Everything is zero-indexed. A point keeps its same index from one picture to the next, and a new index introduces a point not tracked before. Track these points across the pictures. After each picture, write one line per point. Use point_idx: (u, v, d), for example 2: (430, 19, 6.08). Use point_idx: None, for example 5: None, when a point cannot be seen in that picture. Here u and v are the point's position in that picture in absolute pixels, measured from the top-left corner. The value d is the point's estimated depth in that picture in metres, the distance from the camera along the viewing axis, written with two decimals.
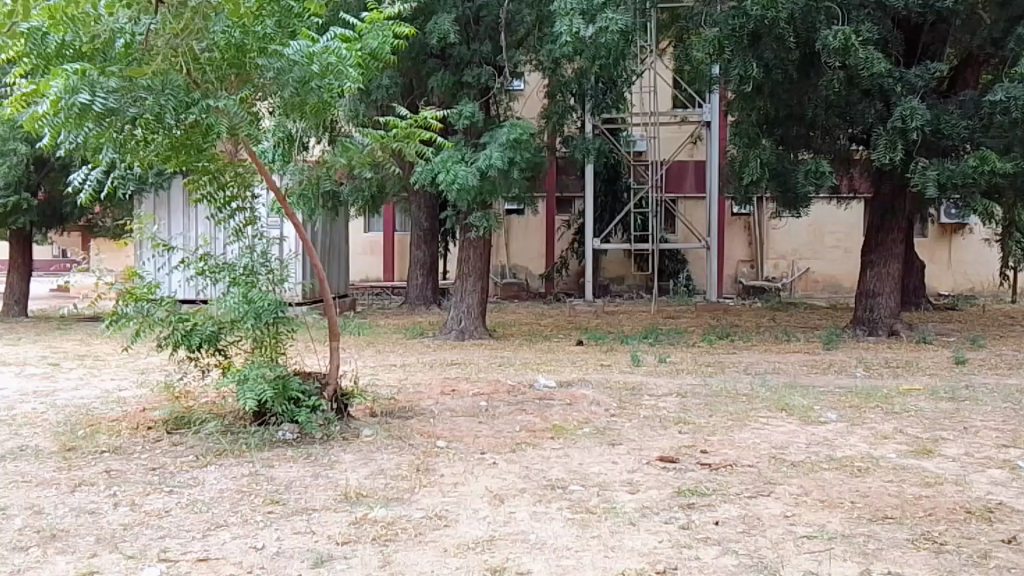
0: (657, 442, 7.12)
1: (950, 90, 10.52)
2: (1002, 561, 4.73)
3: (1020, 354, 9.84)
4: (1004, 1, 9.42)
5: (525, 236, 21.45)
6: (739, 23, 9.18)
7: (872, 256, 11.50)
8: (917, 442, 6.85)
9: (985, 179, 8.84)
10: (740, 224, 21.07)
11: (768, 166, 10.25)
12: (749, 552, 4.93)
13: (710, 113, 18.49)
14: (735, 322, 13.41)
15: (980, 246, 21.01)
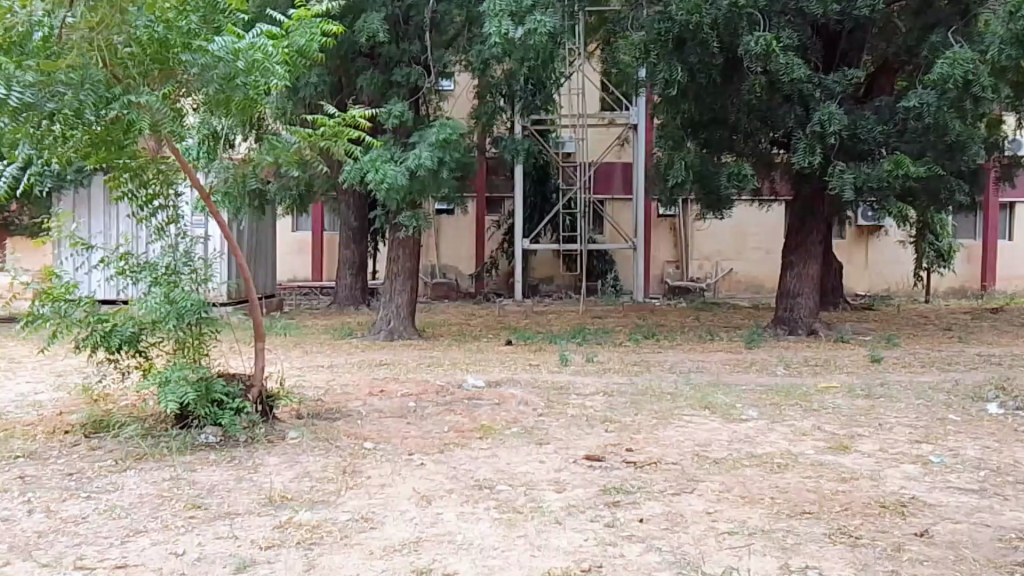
0: (584, 440, 7.18)
1: (866, 96, 10.77)
2: (914, 554, 4.87)
3: (932, 352, 10.17)
4: (918, 10, 10.00)
5: (455, 236, 21.44)
6: (665, 26, 9.45)
7: (792, 257, 11.79)
8: (834, 438, 7.03)
9: (900, 183, 9.15)
10: (666, 225, 21.46)
11: (692, 168, 10.59)
12: (672, 549, 4.99)
13: (636, 117, 18.77)
14: (661, 322, 13.59)
15: (896, 248, 21.62)
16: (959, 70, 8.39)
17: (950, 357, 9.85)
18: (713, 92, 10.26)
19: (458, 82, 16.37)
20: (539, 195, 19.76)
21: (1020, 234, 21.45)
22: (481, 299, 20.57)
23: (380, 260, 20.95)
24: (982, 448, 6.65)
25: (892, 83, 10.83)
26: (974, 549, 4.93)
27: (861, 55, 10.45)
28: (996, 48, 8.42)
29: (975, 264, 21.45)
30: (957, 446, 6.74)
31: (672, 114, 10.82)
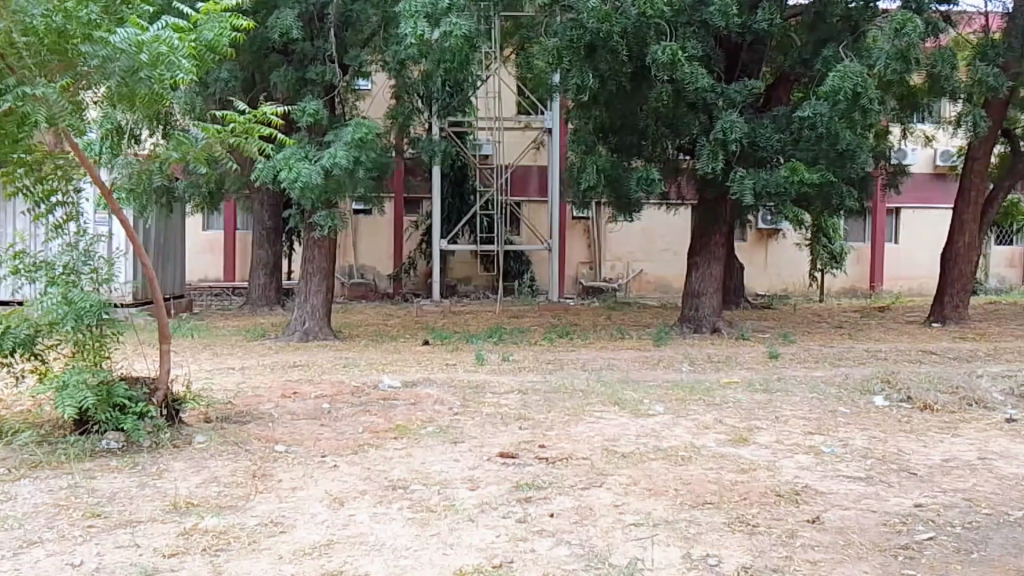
0: (498, 438, 7.28)
1: (766, 107, 11.21)
2: (806, 540, 5.17)
3: (825, 348, 10.74)
4: (813, 25, 10.59)
5: (372, 236, 21.27)
6: (577, 34, 9.62)
7: (697, 259, 12.20)
8: (734, 431, 7.36)
9: (795, 189, 9.62)
10: (579, 227, 21.80)
11: (603, 173, 10.76)
12: (581, 542, 5.15)
13: (551, 120, 19.15)
14: (574, 321, 13.85)
15: (793, 250, 22.66)
16: (849, 82, 8.86)
17: (841, 353, 10.42)
18: (622, 97, 10.56)
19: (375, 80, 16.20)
20: (457, 196, 19.77)
21: (905, 238, 22.80)
22: (399, 300, 20.49)
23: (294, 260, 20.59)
24: (868, 438, 7.10)
25: (789, 94, 11.35)
26: (860, 534, 5.27)
27: (761, 67, 10.95)
28: (882, 62, 8.94)
29: (865, 266, 22.64)
30: (846, 437, 7.16)
31: (584, 119, 11.16)
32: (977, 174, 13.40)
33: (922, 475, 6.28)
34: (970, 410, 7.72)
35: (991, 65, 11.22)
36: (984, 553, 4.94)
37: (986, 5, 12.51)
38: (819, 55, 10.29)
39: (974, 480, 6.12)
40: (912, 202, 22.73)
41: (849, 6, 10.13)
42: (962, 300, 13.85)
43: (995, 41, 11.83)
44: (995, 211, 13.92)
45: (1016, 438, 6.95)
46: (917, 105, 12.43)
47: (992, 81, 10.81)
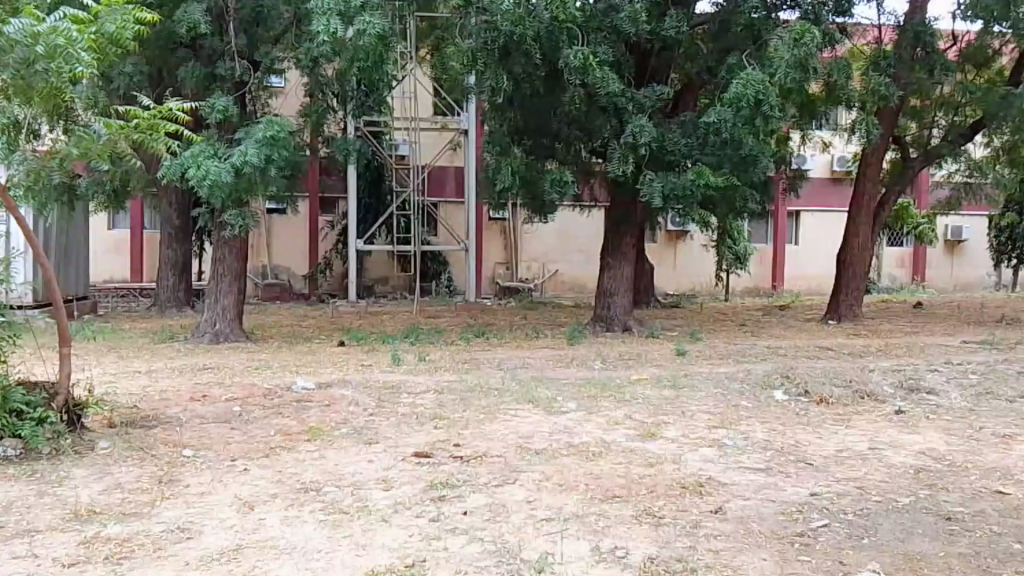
0: (413, 438, 7.29)
1: (673, 112, 11.62)
2: (709, 530, 5.37)
3: (729, 346, 11.14)
4: (716, 34, 10.99)
5: (287, 236, 20.91)
6: (491, 36, 9.67)
7: (608, 260, 12.47)
8: (644, 426, 7.58)
9: (701, 193, 9.95)
10: (496, 228, 21.96)
11: (518, 175, 10.99)
12: (493, 539, 5.22)
13: (467, 122, 19.18)
14: (491, 321, 13.96)
15: (700, 251, 23.34)
16: (750, 90, 9.20)
17: (745, 349, 10.85)
18: (536, 101, 10.72)
19: (286, 78, 15.94)
20: (373, 196, 19.66)
21: (805, 240, 23.77)
22: (315, 300, 20.21)
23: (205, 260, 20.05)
24: (768, 431, 7.41)
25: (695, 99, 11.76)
26: (760, 523, 5.51)
27: (669, 73, 11.28)
28: (782, 71, 9.29)
29: (767, 266, 23.54)
30: (748, 430, 7.46)
31: (498, 121, 11.19)
32: (869, 180, 14.10)
33: (818, 466, 6.60)
34: (862, 403, 8.13)
35: (884, 76, 11.82)
36: (874, 538, 5.22)
37: (880, 18, 13.17)
38: (722, 63, 10.68)
39: (865, 470, 6.46)
40: (812, 206, 23.71)
41: (751, 17, 10.49)
42: (856, 299, 14.57)
43: (886, 52, 12.57)
44: (886, 213, 14.64)
45: (903, 429, 7.36)
46: (815, 113, 13.02)
47: (884, 91, 11.39)
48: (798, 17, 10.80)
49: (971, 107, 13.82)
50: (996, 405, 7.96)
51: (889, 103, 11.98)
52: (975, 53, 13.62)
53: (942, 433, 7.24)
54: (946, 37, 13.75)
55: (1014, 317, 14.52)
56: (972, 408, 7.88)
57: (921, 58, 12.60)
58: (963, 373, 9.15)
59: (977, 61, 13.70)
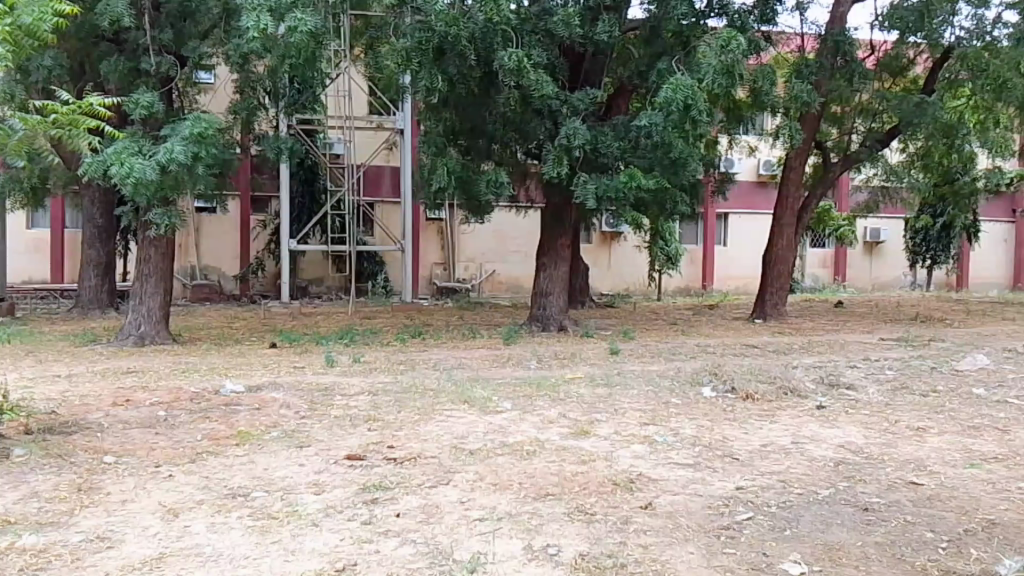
0: (346, 441, 7.22)
1: (607, 115, 11.76)
2: (639, 525, 5.48)
3: (660, 344, 11.37)
4: (648, 40, 11.10)
5: (217, 235, 20.47)
6: (425, 36, 9.69)
7: (544, 260, 12.57)
8: (577, 424, 7.68)
9: (633, 194, 10.11)
10: (433, 228, 21.88)
11: (454, 175, 10.85)
12: (426, 540, 5.22)
13: (403, 121, 19.04)
14: (427, 321, 13.95)
15: (632, 252, 23.71)
16: (680, 94, 9.33)
17: (676, 348, 11.08)
18: (472, 101, 10.76)
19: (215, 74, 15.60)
20: (306, 196, 19.40)
21: (733, 241, 24.39)
22: (246, 301, 19.82)
23: (130, 260, 19.47)
24: (696, 427, 7.59)
25: (628, 103, 11.93)
26: (688, 517, 5.64)
27: (601, 77, 11.43)
28: (709, 76, 9.47)
29: (697, 266, 24.06)
30: (677, 426, 7.63)
31: (433, 121, 11.18)
32: (793, 183, 14.52)
33: (743, 460, 6.79)
34: (786, 398, 8.40)
35: (806, 83, 12.21)
36: (795, 529, 5.40)
37: (803, 26, 13.58)
38: (653, 67, 10.89)
39: (788, 463, 6.68)
40: (738, 208, 24.31)
41: (680, 23, 10.69)
42: (781, 298, 15.04)
43: (808, 60, 12.99)
44: (809, 215, 15.13)
45: (824, 423, 7.64)
46: (742, 117, 13.40)
47: (805, 98, 11.78)
48: (725, 24, 11.07)
49: (887, 115, 14.26)
50: (910, 399, 8.33)
51: (811, 109, 12.39)
52: (891, 63, 14.04)
53: (860, 426, 7.54)
54: (864, 46, 14.28)
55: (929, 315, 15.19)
56: (888, 403, 8.21)
57: (842, 66, 12.98)
58: (880, 369, 9.54)
59: (893, 70, 14.15)
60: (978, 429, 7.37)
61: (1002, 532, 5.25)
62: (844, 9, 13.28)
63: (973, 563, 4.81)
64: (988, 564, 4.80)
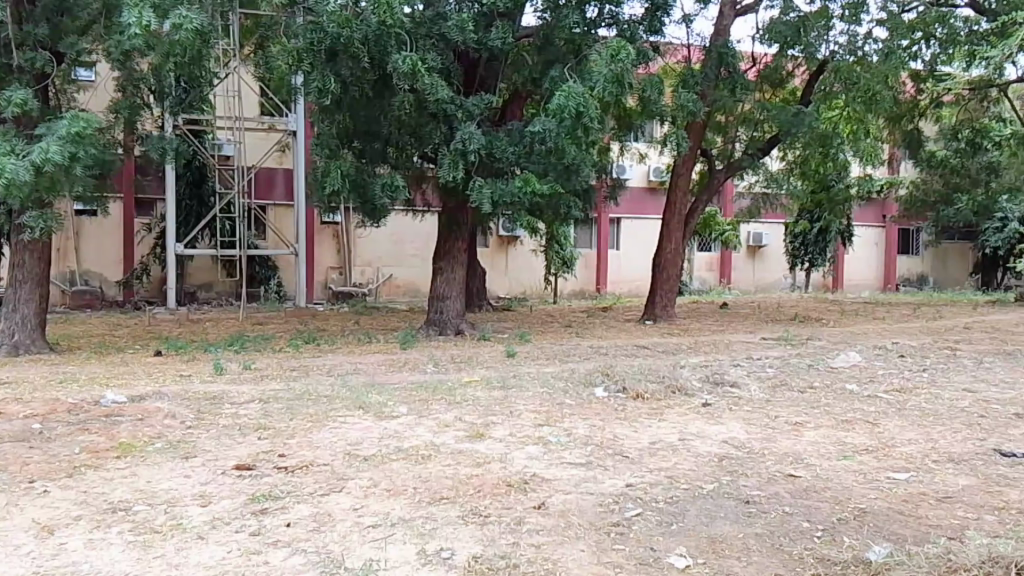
0: (234, 450, 7.04)
1: (500, 122, 12.06)
2: (532, 525, 5.55)
3: (555, 346, 11.56)
4: (541, 47, 11.19)
5: (98, 239, 19.58)
6: (318, 37, 9.68)
7: (440, 264, 12.56)
8: (472, 427, 7.72)
9: (528, 199, 10.24)
10: (328, 232, 21.56)
11: (349, 178, 10.70)
12: (317, 549, 5.13)
13: (296, 123, 18.48)
14: (322, 327, 13.72)
15: (528, 255, 24.00)
16: (572, 102, 9.53)
17: (571, 349, 11.28)
18: (366, 105, 10.72)
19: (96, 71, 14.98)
20: (194, 198, 18.83)
21: (625, 245, 25.02)
22: (130, 308, 18.99)
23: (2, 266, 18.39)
24: (589, 426, 7.76)
25: (521, 109, 12.23)
26: (579, 516, 5.75)
27: (496, 83, 11.61)
28: (600, 84, 9.72)
29: (592, 270, 24.57)
30: (570, 426, 7.77)
31: (326, 123, 11.03)
32: (681, 189, 14.99)
33: (633, 458, 6.98)
34: (675, 397, 8.68)
35: (692, 93, 12.64)
36: (682, 524, 5.59)
37: (690, 38, 13.95)
38: (547, 74, 11.05)
39: (676, 460, 6.91)
40: (630, 213, 24.96)
41: (573, 31, 10.81)
42: (670, 300, 15.53)
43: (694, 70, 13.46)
44: (695, 221, 15.70)
45: (708, 419, 7.94)
46: (633, 125, 13.79)
47: (691, 107, 12.21)
48: (614, 35, 11.26)
49: (768, 124, 14.88)
50: (789, 395, 8.74)
51: (698, 118, 12.83)
52: (771, 74, 14.74)
53: (743, 422, 7.87)
54: (747, 58, 14.99)
55: (808, 316, 16.01)
56: (768, 399, 8.60)
57: (724, 77, 13.56)
58: (762, 367, 9.99)
59: (772, 82, 14.87)
60: (850, 422, 7.82)
61: (871, 519, 5.58)
62: (727, 23, 13.86)
63: (846, 550, 5.07)
64: (859, 551, 5.06)
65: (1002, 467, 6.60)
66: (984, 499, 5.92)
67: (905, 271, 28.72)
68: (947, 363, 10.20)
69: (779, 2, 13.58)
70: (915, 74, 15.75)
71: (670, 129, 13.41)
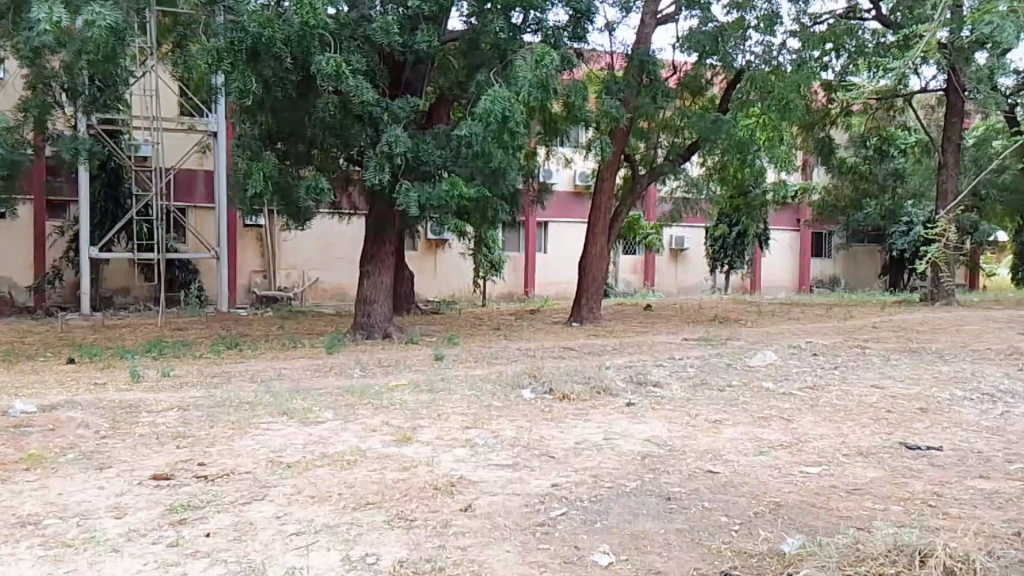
0: (152, 460, 6.85)
1: (428, 123, 12.21)
2: (458, 528, 5.57)
3: (483, 349, 11.60)
4: (467, 51, 11.34)
5: (8, 243, 18.77)
6: (238, 36, 9.50)
7: (367, 267, 12.47)
8: (399, 431, 7.69)
9: (456, 202, 10.30)
10: (251, 235, 21.15)
11: (271, 180, 10.52)
12: (238, 559, 5.03)
13: (217, 123, 17.96)
14: (246, 332, 13.46)
15: (457, 259, 24.01)
16: (498, 106, 9.60)
17: (497, 352, 11.34)
18: (289, 106, 10.59)
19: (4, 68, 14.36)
20: (111, 201, 18.24)
21: (553, 248, 25.28)
22: (42, 313, 18.25)
23: None
24: (515, 428, 7.82)
25: (448, 112, 12.38)
26: (505, 517, 5.79)
27: (423, 85, 11.74)
28: (526, 89, 9.80)
29: (520, 273, 24.74)
30: (497, 428, 7.82)
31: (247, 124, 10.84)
32: (605, 194, 15.24)
33: (558, 458, 7.07)
34: (600, 397, 8.82)
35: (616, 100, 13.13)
36: (605, 522, 5.69)
37: (613, 46, 14.18)
38: (473, 78, 11.16)
39: (600, 459, 7.03)
40: (557, 217, 25.23)
41: (499, 36, 10.80)
42: (596, 302, 15.78)
43: (618, 77, 13.65)
44: (619, 225, 16.02)
45: (632, 419, 8.11)
46: (559, 130, 13.98)
47: (615, 113, 12.73)
48: (540, 40, 11.28)
49: (688, 131, 15.29)
50: (709, 394, 8.99)
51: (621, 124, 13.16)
52: (691, 83, 15.18)
53: (664, 420, 8.06)
54: (668, 65, 15.09)
55: (727, 317, 16.46)
56: (689, 398, 8.83)
57: (646, 85, 13.84)
58: (683, 367, 10.25)
59: (692, 90, 15.27)
60: (766, 419, 8.09)
61: (785, 513, 5.79)
62: (648, 31, 14.17)
63: (761, 543, 5.24)
64: (774, 543, 5.24)
65: (906, 459, 6.94)
66: (890, 491, 6.20)
67: (819, 273, 29.79)
68: (857, 361, 10.65)
69: (699, 12, 13.91)
70: (826, 84, 16.45)
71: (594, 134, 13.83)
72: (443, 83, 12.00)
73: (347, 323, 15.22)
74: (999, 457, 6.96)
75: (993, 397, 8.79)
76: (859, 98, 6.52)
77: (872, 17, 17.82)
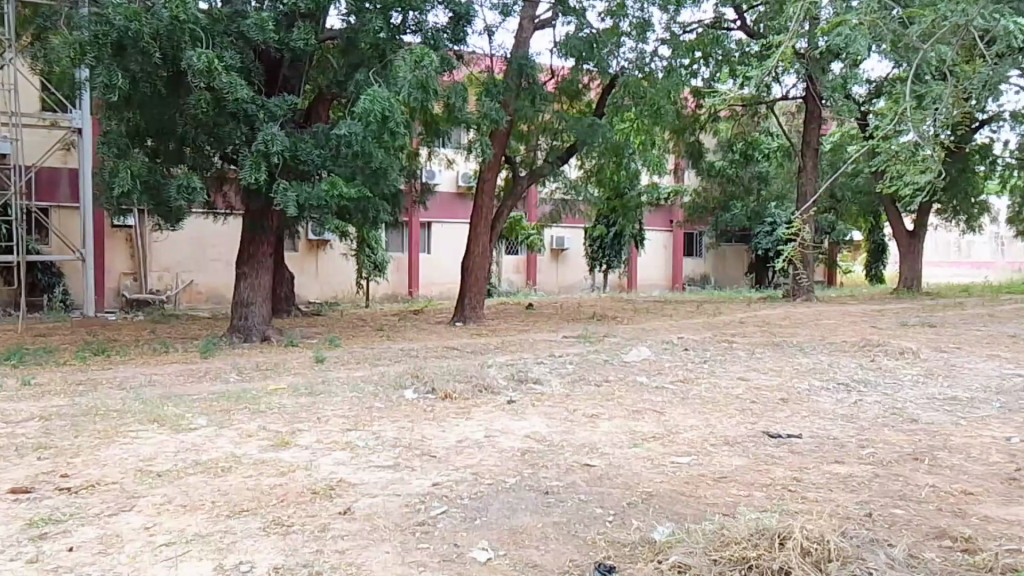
0: (10, 472, 6.49)
1: (306, 122, 12.11)
2: (336, 531, 5.55)
3: (366, 350, 11.54)
4: (346, 51, 11.25)
5: None
6: (103, 30, 9.10)
7: (243, 268, 12.19)
8: (278, 435, 7.58)
9: (335, 202, 10.23)
10: (121, 236, 20.22)
11: (139, 178, 10.12)
12: (102, 572, 4.84)
13: (81, 119, 17.08)
14: (114, 336, 12.88)
15: (339, 260, 23.74)
16: (378, 105, 9.59)
17: (380, 353, 11.32)
18: (157, 103, 10.22)
19: None
20: None
21: (437, 248, 25.37)
22: None
23: None
24: (397, 428, 7.84)
25: (327, 112, 12.39)
26: (385, 518, 5.81)
27: (301, 83, 11.65)
28: (405, 90, 9.86)
29: (404, 274, 24.66)
30: (379, 429, 7.82)
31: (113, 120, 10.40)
32: (487, 193, 15.40)
33: (440, 457, 7.14)
34: (481, 396, 8.94)
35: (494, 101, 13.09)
36: (484, 518, 5.80)
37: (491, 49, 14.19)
38: (351, 78, 11.09)
39: (480, 456, 7.14)
40: (441, 217, 25.31)
41: (378, 36, 10.80)
42: (479, 302, 15.95)
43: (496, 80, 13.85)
44: (502, 225, 16.27)
45: (513, 416, 8.27)
46: (442, 130, 14.05)
47: (494, 116, 12.65)
48: (420, 41, 11.29)
49: (567, 134, 15.58)
50: (586, 390, 9.26)
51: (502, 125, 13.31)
52: (568, 87, 15.19)
53: (544, 416, 8.26)
54: (545, 70, 15.09)
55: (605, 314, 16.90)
56: (568, 394, 9.07)
57: (526, 88, 14.09)
58: (563, 363, 10.51)
59: (569, 94, 15.29)
60: (640, 412, 8.42)
61: (656, 502, 6.05)
62: (527, 35, 14.42)
63: (633, 533, 5.46)
64: (645, 532, 5.47)
65: (770, 447, 7.37)
66: (754, 477, 6.59)
67: (692, 271, 31.11)
68: (726, 354, 11.21)
69: (574, 19, 14.27)
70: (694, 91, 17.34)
71: (476, 135, 13.96)
72: (322, 81, 12.05)
73: (224, 326, 14.79)
74: (852, 442, 7.49)
75: (847, 386, 9.44)
76: (722, 104, 6.79)
77: (738, 26, 18.79)
